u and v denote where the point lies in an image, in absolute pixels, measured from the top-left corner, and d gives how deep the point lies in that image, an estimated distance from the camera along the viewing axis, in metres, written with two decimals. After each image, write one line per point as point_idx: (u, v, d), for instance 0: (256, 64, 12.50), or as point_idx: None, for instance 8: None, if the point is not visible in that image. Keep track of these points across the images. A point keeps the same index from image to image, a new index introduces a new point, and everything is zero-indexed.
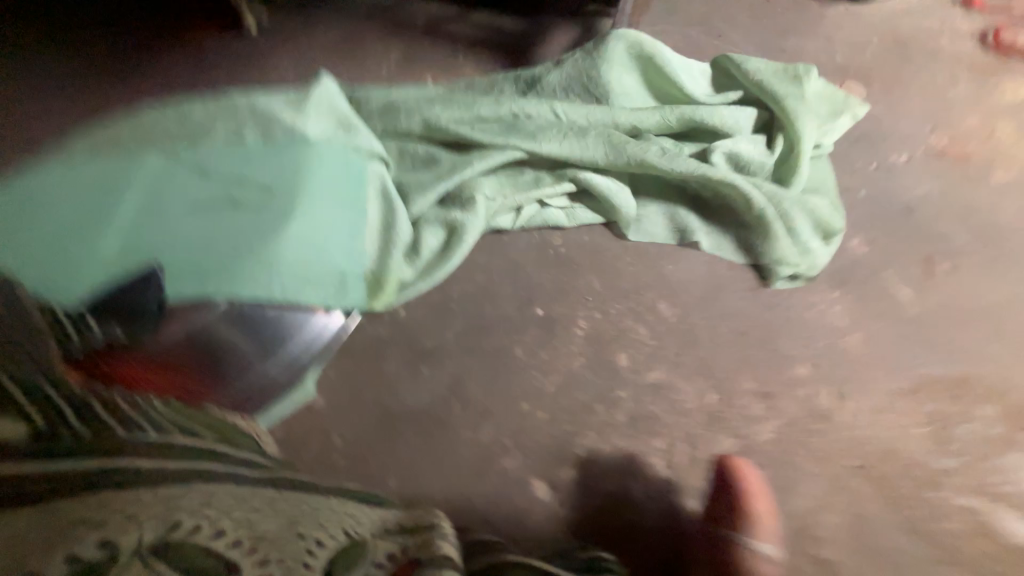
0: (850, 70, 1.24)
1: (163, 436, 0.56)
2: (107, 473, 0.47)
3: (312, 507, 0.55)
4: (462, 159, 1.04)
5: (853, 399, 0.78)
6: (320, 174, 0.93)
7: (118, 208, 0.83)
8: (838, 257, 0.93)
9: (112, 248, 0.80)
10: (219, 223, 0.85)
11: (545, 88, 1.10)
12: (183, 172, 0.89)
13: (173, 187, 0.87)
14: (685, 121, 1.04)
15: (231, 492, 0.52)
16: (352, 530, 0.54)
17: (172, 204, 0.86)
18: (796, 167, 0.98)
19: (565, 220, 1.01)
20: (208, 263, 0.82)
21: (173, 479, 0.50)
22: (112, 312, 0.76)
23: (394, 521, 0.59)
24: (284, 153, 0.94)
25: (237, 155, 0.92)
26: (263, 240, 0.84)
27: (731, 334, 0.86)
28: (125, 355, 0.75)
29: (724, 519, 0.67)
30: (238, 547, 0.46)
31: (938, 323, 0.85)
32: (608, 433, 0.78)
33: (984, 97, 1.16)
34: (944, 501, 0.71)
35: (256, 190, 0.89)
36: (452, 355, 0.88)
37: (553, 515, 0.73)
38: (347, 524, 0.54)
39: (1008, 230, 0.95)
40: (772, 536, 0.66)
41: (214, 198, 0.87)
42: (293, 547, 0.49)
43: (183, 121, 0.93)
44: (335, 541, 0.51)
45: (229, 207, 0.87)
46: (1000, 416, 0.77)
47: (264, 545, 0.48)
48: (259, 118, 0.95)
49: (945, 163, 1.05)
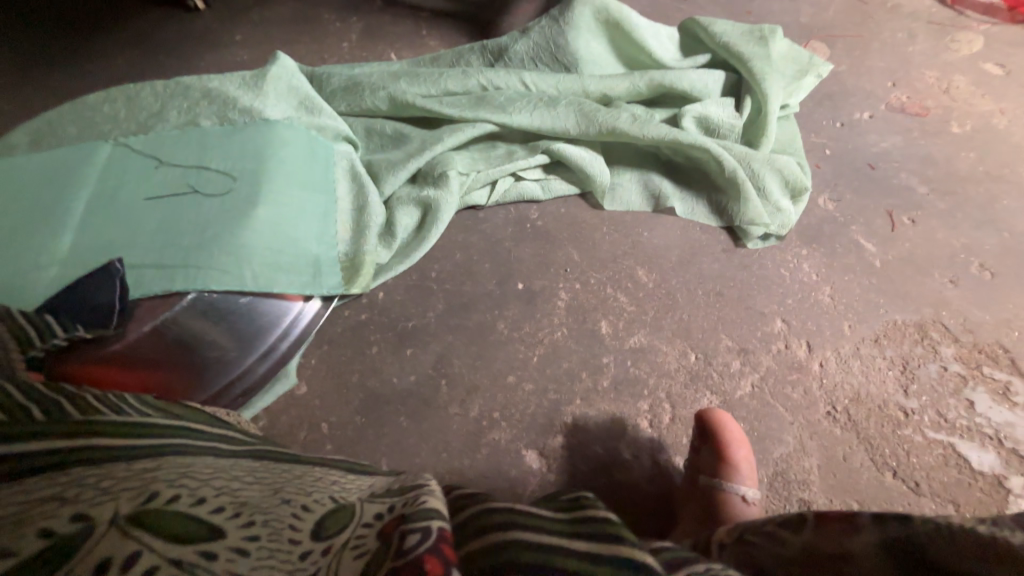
0: (814, 29, 1.26)
1: (104, 404, 0.46)
2: (49, 431, 0.35)
3: (289, 476, 0.41)
4: (432, 135, 1.01)
5: (823, 349, 0.81)
6: (285, 156, 0.90)
7: (72, 204, 0.80)
8: (805, 215, 0.95)
9: (64, 245, 0.76)
10: (180, 210, 0.81)
11: (513, 59, 1.08)
12: (137, 164, 0.85)
13: (129, 179, 0.83)
14: (653, 86, 1.04)
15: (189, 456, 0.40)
16: (339, 492, 0.41)
17: (128, 195, 0.82)
18: (762, 128, 0.99)
19: (540, 192, 1.01)
20: (169, 252, 0.77)
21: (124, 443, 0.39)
22: (72, 314, 0.66)
23: (386, 483, 0.46)
24: (244, 136, 0.90)
25: (192, 142, 0.88)
26: (229, 225, 0.80)
27: (708, 296, 0.88)
28: (84, 356, 0.67)
29: (703, 471, 0.69)
30: (232, 515, 0.32)
31: (905, 271, 0.88)
32: (593, 398, 0.80)
33: (943, 50, 1.19)
34: (925, 436, 0.74)
35: (219, 175, 0.85)
36: (435, 334, 0.88)
37: (543, 480, 0.74)
38: (330, 487, 0.42)
39: (969, 177, 0.99)
40: (750, 481, 0.69)
41: (174, 186, 0.83)
42: (285, 514, 0.35)
43: (138, 115, 0.91)
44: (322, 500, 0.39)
45: (189, 193, 0.82)
46: (966, 353, 0.80)
47: (249, 511, 0.34)
48: (217, 106, 0.93)
49: (906, 117, 1.08)
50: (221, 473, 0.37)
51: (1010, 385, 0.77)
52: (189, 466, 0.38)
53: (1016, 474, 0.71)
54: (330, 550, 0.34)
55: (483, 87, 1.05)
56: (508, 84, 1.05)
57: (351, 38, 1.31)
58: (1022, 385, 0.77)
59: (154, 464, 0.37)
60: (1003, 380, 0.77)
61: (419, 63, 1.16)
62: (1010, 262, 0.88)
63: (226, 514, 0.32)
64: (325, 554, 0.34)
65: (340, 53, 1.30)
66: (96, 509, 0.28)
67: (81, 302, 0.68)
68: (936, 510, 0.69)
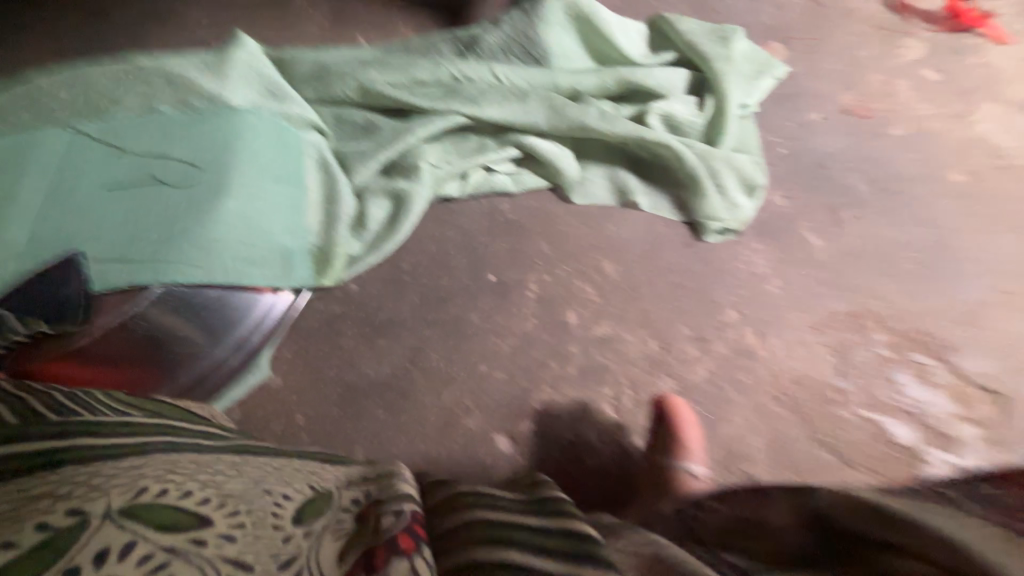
0: (774, 29, 1.31)
1: (78, 403, 0.47)
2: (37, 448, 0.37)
3: (273, 466, 0.43)
4: (404, 125, 1.01)
5: (770, 337, 0.88)
6: (253, 147, 0.89)
7: (26, 195, 0.77)
8: (761, 211, 1.02)
9: (20, 237, 0.74)
10: (146, 204, 0.80)
11: (486, 50, 1.08)
12: (95, 153, 0.83)
13: (88, 170, 0.81)
14: (621, 83, 1.07)
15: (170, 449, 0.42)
16: (319, 481, 0.44)
17: (89, 186, 0.80)
18: (722, 127, 1.04)
19: (511, 185, 1.03)
20: (134, 246, 0.77)
21: (106, 443, 0.41)
22: (34, 308, 0.69)
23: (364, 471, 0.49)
24: (210, 125, 0.88)
25: (153, 131, 0.86)
26: (198, 220, 0.80)
27: (669, 288, 0.93)
28: (52, 352, 0.70)
29: (658, 453, 0.74)
30: (219, 505, 0.34)
31: (846, 265, 0.96)
32: (561, 385, 0.84)
33: (890, 55, 1.27)
34: (857, 415, 0.82)
35: (185, 167, 0.83)
36: (408, 326, 0.90)
37: (514, 464, 0.78)
38: (311, 475, 0.44)
39: (907, 176, 1.07)
40: (700, 460, 0.74)
41: (137, 177, 0.82)
42: (267, 505, 0.36)
43: (90, 98, 0.87)
44: (303, 488, 0.41)
45: (155, 185, 0.81)
46: (896, 339, 0.88)
47: (235, 501, 0.35)
48: (176, 90, 0.90)
49: (854, 119, 1.15)
50: (207, 467, 0.39)
51: (932, 368, 0.86)
52: (177, 462, 0.40)
53: (932, 446, 0.80)
54: (313, 535, 0.37)
55: (455, 77, 1.05)
56: (480, 75, 1.06)
57: (318, 20, 1.27)
58: (943, 367, 0.86)
59: (143, 461, 0.39)
60: (926, 364, 0.86)
61: (389, 49, 1.14)
62: (938, 256, 0.97)
63: (213, 505, 0.34)
64: (307, 536, 0.36)
65: (309, 36, 1.25)
66: (91, 506, 0.31)
67: (38, 296, 0.70)
68: (863, 479, 0.77)
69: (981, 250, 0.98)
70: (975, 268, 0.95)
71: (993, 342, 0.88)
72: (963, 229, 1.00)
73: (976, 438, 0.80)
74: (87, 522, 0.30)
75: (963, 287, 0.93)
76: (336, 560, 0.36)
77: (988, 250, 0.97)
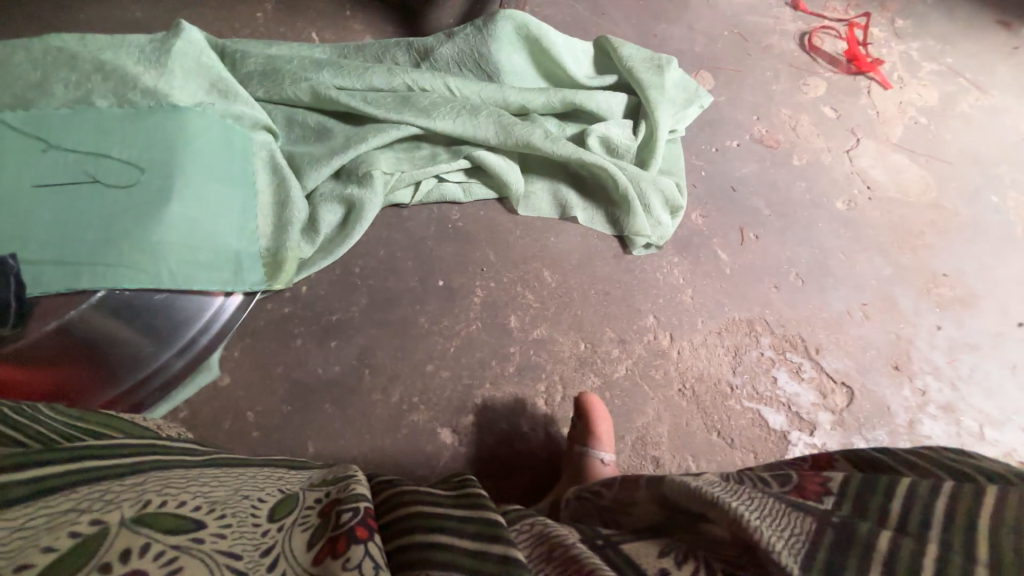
0: (704, 59, 1.45)
1: (35, 413, 0.49)
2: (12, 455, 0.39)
3: (244, 471, 0.49)
4: (357, 132, 1.05)
5: (681, 340, 1.03)
6: (199, 146, 0.87)
7: None
8: (680, 228, 1.16)
9: None
10: (83, 203, 0.78)
11: (439, 62, 1.14)
12: (21, 145, 0.79)
13: (15, 163, 0.78)
14: (566, 103, 1.15)
15: (145, 459, 0.45)
16: (287, 485, 0.49)
17: (17, 181, 0.77)
18: (653, 150, 1.16)
19: (461, 194, 1.10)
20: (70, 246, 0.75)
21: (81, 451, 0.43)
22: None
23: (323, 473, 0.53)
24: (151, 122, 0.86)
25: (89, 124, 0.83)
26: (142, 221, 0.79)
27: (599, 295, 1.05)
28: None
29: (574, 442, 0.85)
30: (209, 510, 0.39)
31: (747, 278, 1.13)
32: (500, 383, 0.94)
33: (797, 90, 1.45)
34: (744, 408, 0.99)
35: (125, 165, 0.82)
36: (359, 328, 0.95)
37: (455, 454, 0.88)
38: (280, 480, 0.49)
39: (801, 202, 1.26)
40: (608, 448, 0.85)
41: (73, 175, 0.79)
42: (247, 509, 0.42)
43: (14, 85, 0.83)
44: (274, 492, 0.46)
45: (92, 184, 0.79)
46: (778, 342, 1.06)
47: (222, 507, 0.41)
48: (113, 82, 0.86)
49: (763, 148, 1.32)
50: (190, 477, 0.44)
51: (804, 367, 1.04)
52: (162, 472, 0.43)
53: (798, 431, 0.98)
54: (286, 528, 0.42)
55: (409, 87, 1.09)
56: (433, 86, 1.10)
57: (266, 8, 1.25)
58: (812, 367, 1.05)
59: (131, 473, 0.42)
60: (800, 364, 1.05)
61: (344, 51, 1.17)
62: (817, 273, 1.16)
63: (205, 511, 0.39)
64: (281, 530, 0.42)
65: (252, 22, 1.24)
66: (106, 515, 0.35)
67: None
68: (743, 459, 0.95)
69: (851, 268, 1.18)
70: (844, 283, 1.16)
71: (850, 345, 1.08)
72: (838, 250, 1.20)
73: (830, 424, 1.00)
74: (107, 531, 0.35)
75: (833, 299, 1.13)
76: (307, 548, 0.40)
77: (856, 268, 1.18)
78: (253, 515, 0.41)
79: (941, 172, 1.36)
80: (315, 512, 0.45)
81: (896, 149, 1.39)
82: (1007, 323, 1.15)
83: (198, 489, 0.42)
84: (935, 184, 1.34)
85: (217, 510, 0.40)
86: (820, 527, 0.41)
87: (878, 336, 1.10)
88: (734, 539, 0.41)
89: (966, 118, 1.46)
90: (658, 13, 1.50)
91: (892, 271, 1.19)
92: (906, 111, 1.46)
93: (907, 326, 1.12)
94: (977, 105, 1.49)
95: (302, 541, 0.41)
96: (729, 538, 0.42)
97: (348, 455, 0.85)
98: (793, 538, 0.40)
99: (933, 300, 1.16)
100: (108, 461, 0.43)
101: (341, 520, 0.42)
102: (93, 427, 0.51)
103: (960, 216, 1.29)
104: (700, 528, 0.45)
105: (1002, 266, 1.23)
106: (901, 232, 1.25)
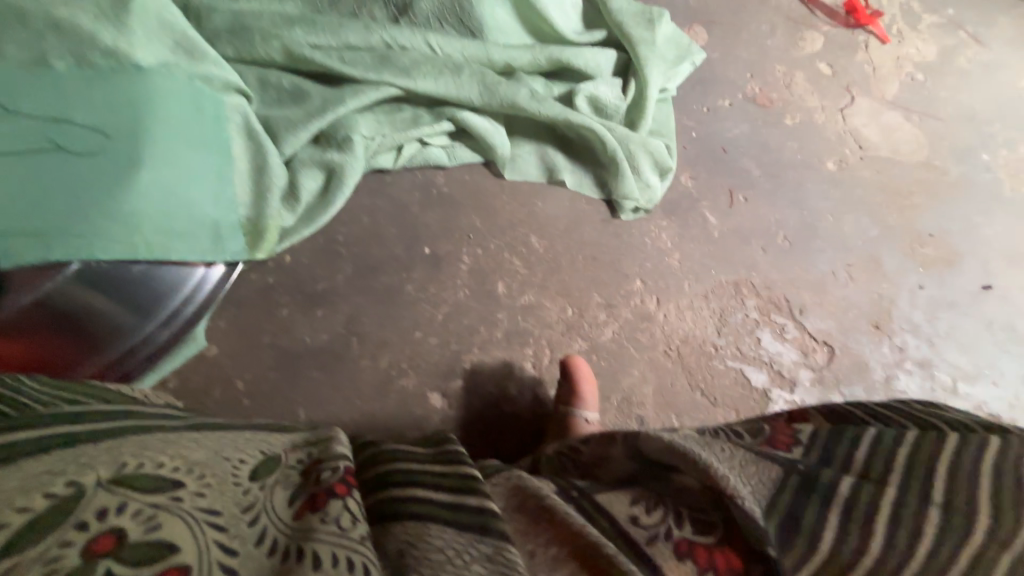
0: (698, 11, 1.39)
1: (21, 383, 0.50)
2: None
3: (229, 433, 0.49)
4: (334, 93, 1.00)
5: (667, 303, 1.04)
6: (166, 111, 0.84)
7: None
8: (669, 190, 1.14)
9: None
10: (45, 171, 0.74)
11: (419, 16, 1.07)
12: None
13: None
14: (552, 61, 1.11)
15: (130, 425, 0.47)
16: (272, 445, 0.49)
17: None
18: (643, 109, 1.12)
19: (445, 159, 1.07)
20: (36, 217, 0.72)
21: (67, 417, 0.45)
22: None
23: (307, 434, 0.53)
24: (113, 84, 0.82)
25: (45, 85, 0.79)
26: (111, 191, 0.77)
27: (586, 260, 1.05)
28: None
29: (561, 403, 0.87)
30: (189, 471, 0.40)
31: (734, 241, 1.13)
32: (488, 348, 0.95)
33: (793, 45, 1.40)
34: (727, 368, 1.01)
35: (88, 132, 0.78)
36: (345, 296, 0.95)
37: (445, 417, 0.89)
38: (265, 440, 0.50)
39: (791, 163, 1.24)
40: (592, 408, 0.87)
41: (30, 139, 0.75)
42: (228, 469, 0.43)
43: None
44: (257, 453, 0.47)
45: (53, 150, 0.75)
46: (763, 304, 1.07)
47: (202, 467, 0.41)
48: (64, 36, 0.80)
49: (756, 107, 1.29)
50: (172, 440, 0.45)
51: (787, 328, 1.06)
52: (145, 436, 0.45)
53: (779, 389, 1.01)
54: (266, 486, 0.43)
55: (387, 43, 1.04)
56: (413, 43, 1.05)
57: None
58: (795, 327, 1.07)
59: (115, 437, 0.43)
60: (784, 325, 1.06)
61: None
62: (805, 235, 1.16)
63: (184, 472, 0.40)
64: (262, 488, 0.43)
65: None
66: (84, 477, 0.37)
67: None
68: (725, 416, 0.98)
69: (838, 229, 1.18)
70: (830, 244, 1.16)
71: (833, 306, 1.10)
72: (827, 211, 1.20)
73: (810, 382, 1.03)
74: (85, 491, 0.36)
75: (819, 261, 1.14)
76: (287, 504, 0.43)
77: (843, 230, 1.18)
78: (234, 476, 0.43)
79: (934, 130, 1.34)
80: (297, 472, 0.46)
81: (890, 106, 1.36)
82: (988, 282, 1.16)
83: (179, 451, 0.43)
84: (927, 143, 1.32)
85: (198, 471, 0.41)
86: (788, 478, 0.42)
87: (861, 296, 1.12)
88: (705, 487, 0.43)
89: (964, 73, 1.43)
90: None
91: (879, 232, 1.19)
92: (903, 67, 1.42)
93: (890, 286, 1.14)
94: (976, 59, 1.45)
95: (283, 499, 0.43)
96: (699, 485, 0.44)
97: (339, 420, 0.87)
98: (761, 480, 0.42)
99: (917, 260, 1.17)
100: (91, 426, 0.44)
101: (323, 482, 0.44)
102: (83, 395, 0.52)
103: (950, 175, 1.28)
104: (671, 478, 0.47)
105: (988, 225, 1.23)
106: (890, 193, 1.24)
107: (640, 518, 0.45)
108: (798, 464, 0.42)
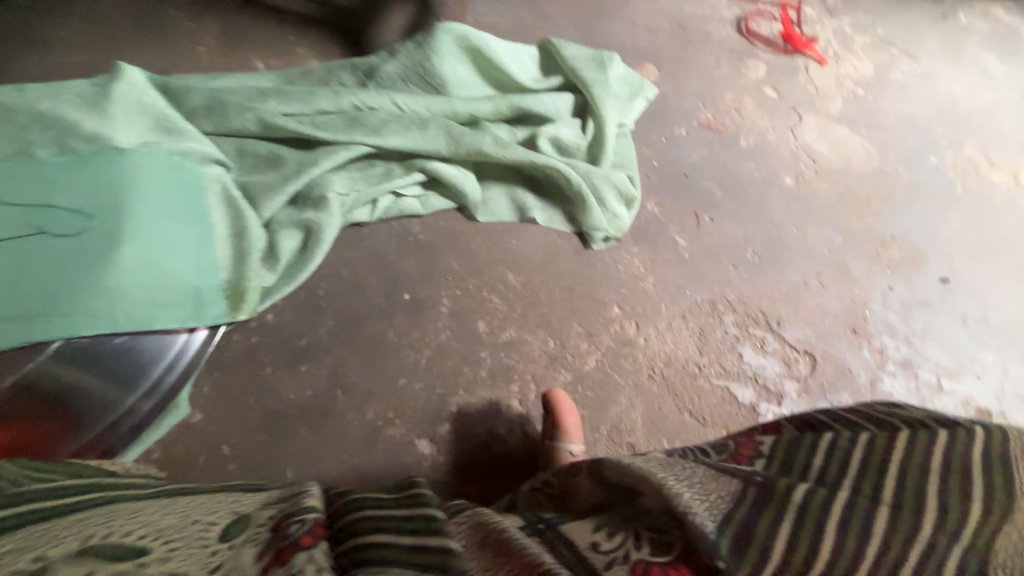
0: (647, 52, 1.50)
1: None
2: None
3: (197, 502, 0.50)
4: (308, 156, 1.06)
5: (646, 327, 1.06)
6: (144, 188, 0.89)
7: None
8: (637, 218, 1.19)
9: None
10: (31, 255, 0.78)
11: (386, 80, 1.16)
12: None
13: None
14: (513, 108, 1.18)
15: (100, 504, 0.47)
16: (243, 508, 0.50)
17: None
18: (602, 145, 1.19)
19: (420, 207, 1.11)
20: (21, 301, 0.76)
21: (33, 501, 0.45)
22: None
23: (280, 493, 0.54)
24: (93, 166, 0.86)
25: (30, 175, 0.84)
26: (92, 268, 0.80)
27: (563, 292, 1.08)
28: None
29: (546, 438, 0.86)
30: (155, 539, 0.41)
31: (705, 260, 1.16)
32: (474, 388, 0.95)
33: (739, 75, 1.50)
34: (713, 386, 1.02)
35: (71, 214, 0.82)
36: (329, 350, 0.96)
37: (435, 464, 0.89)
38: (237, 505, 0.51)
39: (751, 182, 1.30)
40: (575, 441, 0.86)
41: (17, 227, 0.80)
42: (195, 535, 0.43)
43: None
44: (226, 517, 0.47)
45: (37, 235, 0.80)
46: (740, 319, 1.10)
47: (169, 535, 0.42)
48: (53, 132, 0.87)
49: (711, 133, 1.37)
50: (139, 514, 0.45)
51: (767, 340, 1.08)
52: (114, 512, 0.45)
53: (767, 402, 1.02)
54: (235, 546, 0.43)
55: (357, 106, 1.11)
56: (381, 104, 1.13)
57: (207, 43, 1.30)
58: (775, 339, 1.08)
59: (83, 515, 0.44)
60: (763, 337, 1.08)
61: (290, 78, 1.18)
62: (772, 248, 1.20)
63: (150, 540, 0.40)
64: (229, 549, 0.43)
65: (197, 59, 1.28)
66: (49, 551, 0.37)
67: None
68: (715, 435, 0.98)
69: (804, 240, 1.23)
70: (798, 254, 1.20)
71: (809, 315, 1.12)
72: (791, 224, 1.25)
73: (796, 392, 1.03)
74: (46, 565, 0.36)
75: (789, 272, 1.17)
76: (253, 559, 0.41)
77: (809, 240, 1.23)
78: (200, 541, 0.43)
79: (881, 139, 1.42)
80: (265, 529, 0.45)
81: (837, 122, 1.44)
82: (954, 278, 1.20)
83: (147, 523, 0.43)
84: (877, 152, 1.39)
85: (166, 540, 0.41)
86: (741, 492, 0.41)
87: (835, 303, 1.15)
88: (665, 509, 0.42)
89: (901, 86, 1.53)
90: (599, 12, 1.55)
91: (843, 239, 1.24)
92: (844, 85, 1.52)
93: (861, 290, 1.17)
94: (909, 72, 1.56)
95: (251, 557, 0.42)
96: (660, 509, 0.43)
97: (327, 476, 0.86)
98: (716, 496, 0.41)
99: (883, 262, 1.21)
100: (57, 507, 0.45)
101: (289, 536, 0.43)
102: (54, 471, 0.52)
103: (902, 180, 1.35)
104: (636, 501, 0.46)
105: (946, 223, 1.28)
106: (848, 201, 1.30)
107: (602, 544, 0.44)
108: (756, 476, 0.42)
